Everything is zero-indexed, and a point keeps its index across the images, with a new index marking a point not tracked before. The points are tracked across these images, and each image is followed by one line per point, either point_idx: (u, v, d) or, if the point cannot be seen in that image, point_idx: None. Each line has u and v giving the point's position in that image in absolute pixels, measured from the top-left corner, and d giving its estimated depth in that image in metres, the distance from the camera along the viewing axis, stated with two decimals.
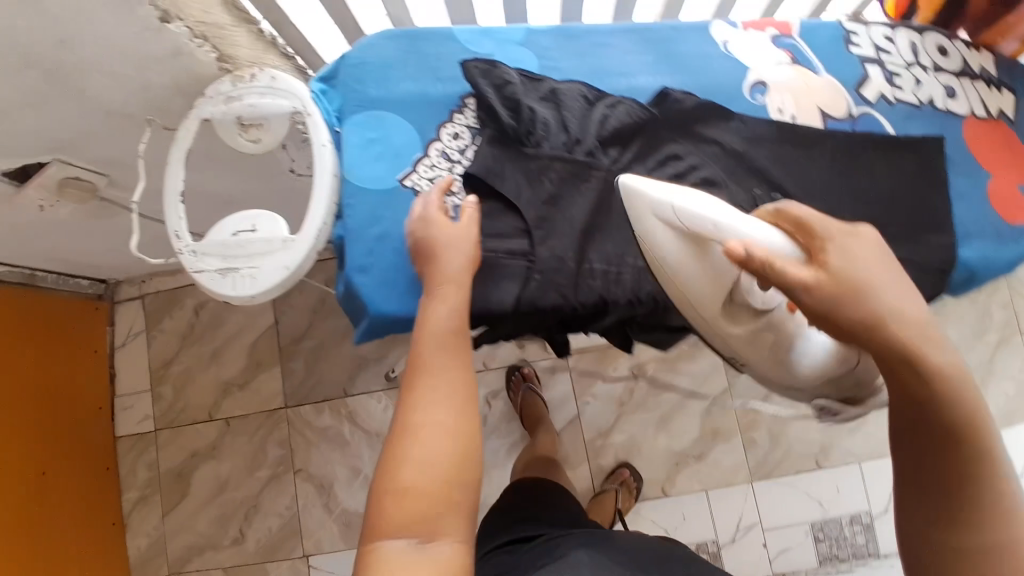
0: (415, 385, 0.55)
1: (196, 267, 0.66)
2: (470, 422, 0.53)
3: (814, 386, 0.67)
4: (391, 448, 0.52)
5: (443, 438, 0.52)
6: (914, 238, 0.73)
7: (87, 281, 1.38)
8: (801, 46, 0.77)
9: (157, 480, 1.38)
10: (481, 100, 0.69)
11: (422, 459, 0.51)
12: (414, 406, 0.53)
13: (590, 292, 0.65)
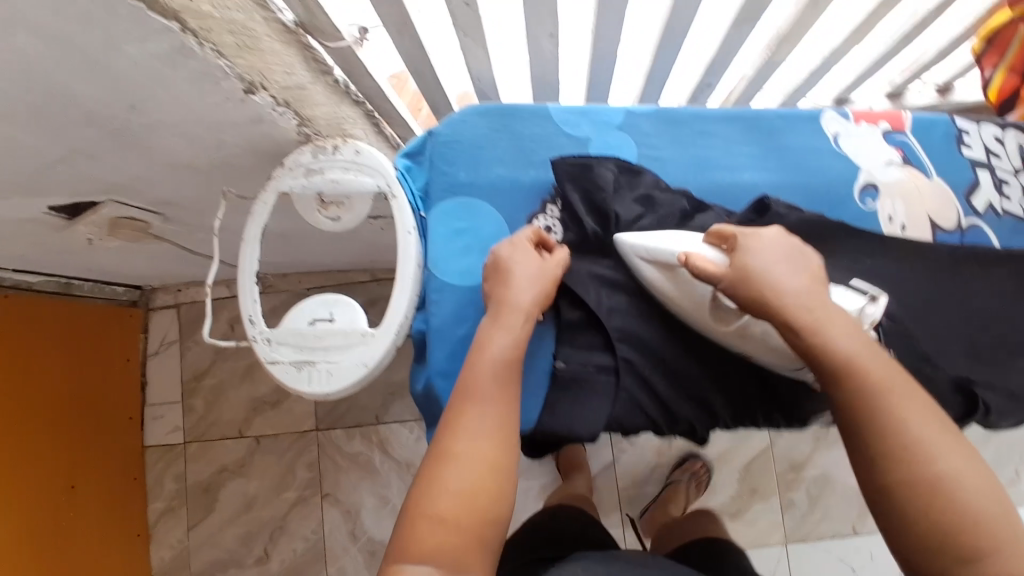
0: (457, 407, 0.50)
1: (270, 357, 0.63)
2: (499, 484, 0.47)
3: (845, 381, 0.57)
4: (425, 474, 0.47)
5: (479, 467, 0.47)
6: (1011, 365, 0.68)
7: (123, 288, 1.35)
8: (912, 144, 0.74)
9: (183, 492, 1.37)
10: (566, 204, 0.66)
11: (456, 482, 0.46)
12: (453, 429, 0.49)
13: (680, 412, 0.62)
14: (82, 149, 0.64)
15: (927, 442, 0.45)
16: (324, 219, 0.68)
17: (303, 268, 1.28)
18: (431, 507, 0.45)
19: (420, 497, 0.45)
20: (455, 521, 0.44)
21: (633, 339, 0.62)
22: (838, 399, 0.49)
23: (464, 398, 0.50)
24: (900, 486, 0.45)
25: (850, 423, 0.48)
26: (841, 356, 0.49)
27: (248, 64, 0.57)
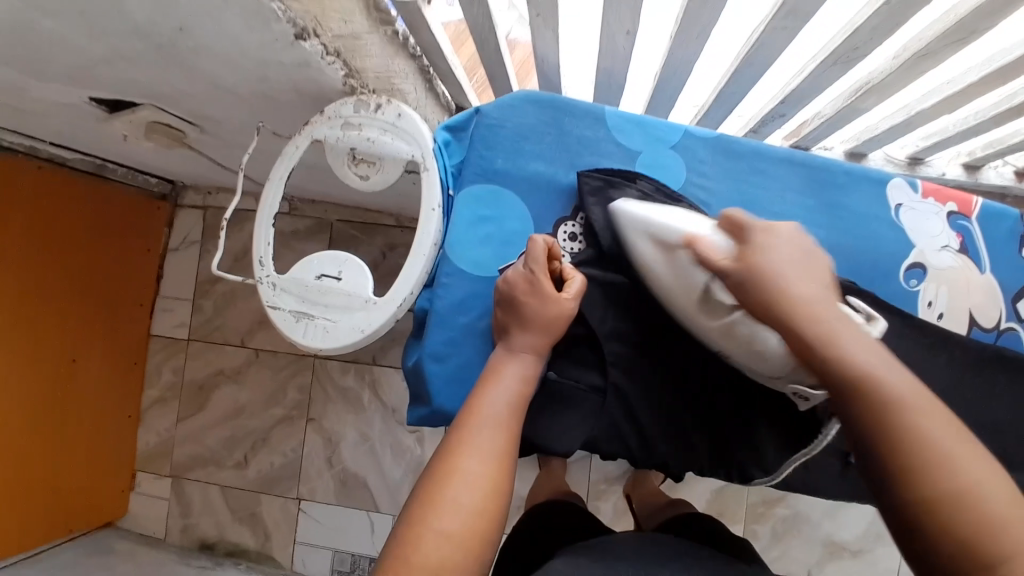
0: (459, 432, 0.49)
1: (273, 302, 0.63)
2: (499, 505, 0.46)
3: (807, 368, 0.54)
4: (426, 491, 0.45)
5: (482, 491, 0.45)
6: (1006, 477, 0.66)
7: (155, 179, 1.37)
8: (974, 232, 0.70)
9: (179, 387, 1.42)
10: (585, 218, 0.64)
11: (459, 503, 0.44)
12: (455, 452, 0.47)
13: (658, 450, 0.62)
14: (127, 56, 0.63)
15: (913, 402, 0.39)
16: (354, 174, 0.67)
17: (331, 198, 1.27)
18: (433, 521, 0.43)
19: (420, 516, 0.44)
20: (457, 538, 0.43)
21: (628, 367, 0.62)
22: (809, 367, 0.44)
23: (467, 419, 0.49)
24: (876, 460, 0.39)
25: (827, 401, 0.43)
26: (813, 318, 0.44)
27: (302, 8, 0.55)
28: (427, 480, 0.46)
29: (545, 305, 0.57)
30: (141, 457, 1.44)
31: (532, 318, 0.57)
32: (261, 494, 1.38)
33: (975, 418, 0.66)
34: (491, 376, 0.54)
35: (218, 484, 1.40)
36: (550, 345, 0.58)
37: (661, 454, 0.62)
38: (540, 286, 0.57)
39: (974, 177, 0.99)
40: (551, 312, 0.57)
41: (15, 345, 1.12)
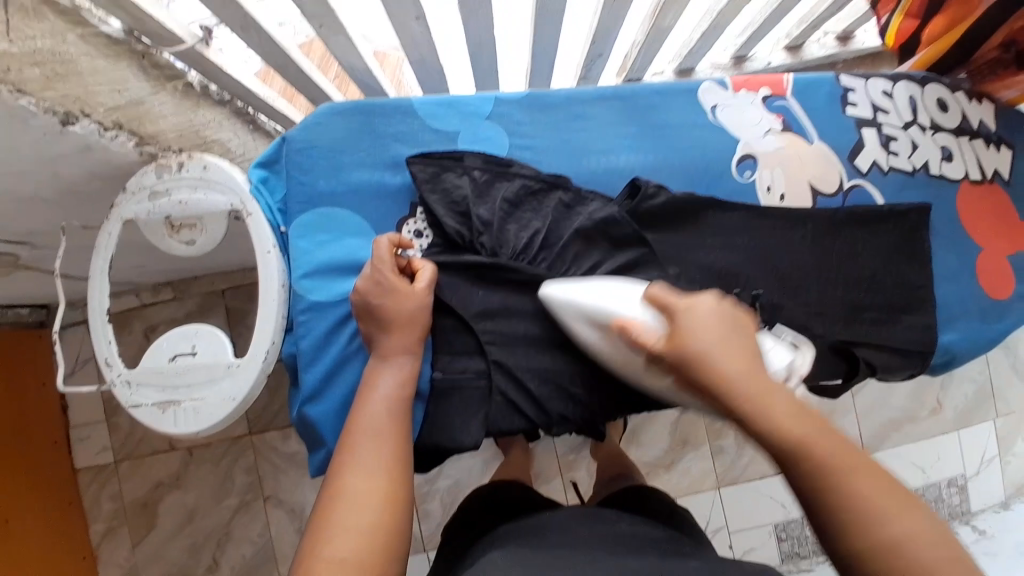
0: (345, 449, 0.50)
1: (133, 400, 0.60)
2: (398, 505, 0.47)
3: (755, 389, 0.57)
4: (317, 519, 0.46)
5: (373, 507, 0.46)
6: (893, 321, 0.69)
7: (25, 309, 1.29)
8: (793, 108, 0.73)
9: (123, 511, 1.34)
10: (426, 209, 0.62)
11: (352, 525, 0.45)
12: (343, 469, 0.48)
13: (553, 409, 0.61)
14: None
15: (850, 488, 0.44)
16: (179, 243, 0.63)
17: (213, 270, 1.23)
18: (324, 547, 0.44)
19: (313, 545, 0.44)
20: (352, 560, 0.43)
21: (505, 343, 0.61)
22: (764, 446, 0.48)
23: (357, 440, 0.50)
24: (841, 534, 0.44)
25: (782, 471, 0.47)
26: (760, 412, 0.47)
27: (58, 94, 0.52)
28: (321, 507, 0.47)
29: (397, 301, 0.56)
30: None
31: (397, 320, 0.56)
32: None
33: (842, 275, 0.69)
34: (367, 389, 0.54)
35: None
36: (420, 341, 0.57)
37: (565, 416, 0.62)
38: (389, 284, 0.56)
39: (799, 56, 1.05)
40: (411, 308, 0.57)
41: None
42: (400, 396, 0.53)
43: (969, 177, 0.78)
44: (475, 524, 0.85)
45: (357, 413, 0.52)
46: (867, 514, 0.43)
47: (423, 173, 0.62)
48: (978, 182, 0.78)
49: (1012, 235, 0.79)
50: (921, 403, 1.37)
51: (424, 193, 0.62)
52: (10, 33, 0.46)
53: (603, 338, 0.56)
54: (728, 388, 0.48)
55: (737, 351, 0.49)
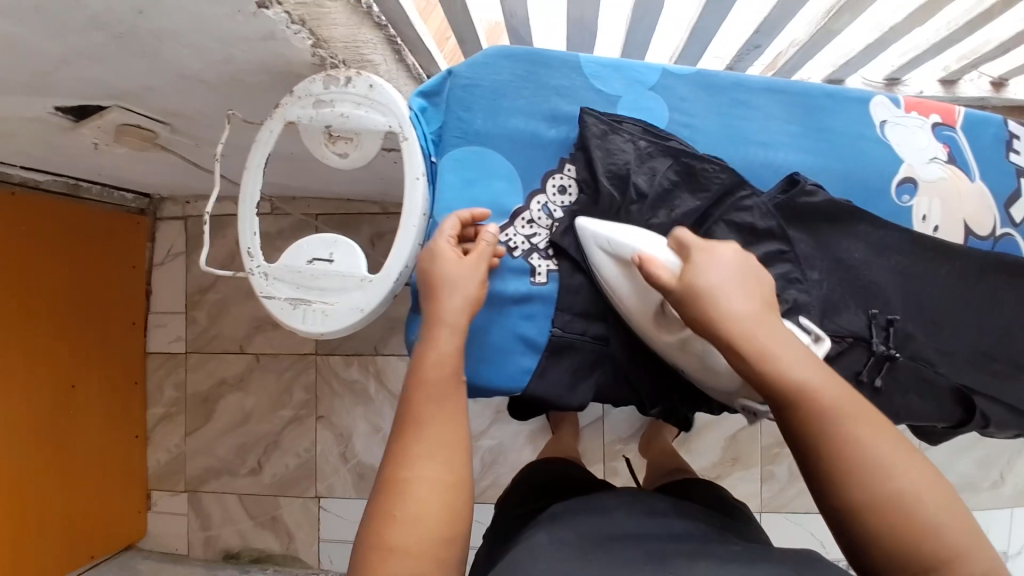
0: (403, 432, 0.49)
1: (267, 292, 0.62)
2: (462, 493, 0.48)
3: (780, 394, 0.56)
4: (377, 503, 0.47)
5: (434, 494, 0.47)
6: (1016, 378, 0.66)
7: (132, 195, 1.33)
8: (959, 140, 0.69)
9: (182, 401, 1.40)
10: (585, 163, 0.62)
11: (408, 515, 0.46)
12: (402, 455, 0.48)
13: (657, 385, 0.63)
14: (91, 52, 0.62)
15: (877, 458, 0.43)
16: (332, 154, 0.65)
17: (312, 193, 1.26)
18: (389, 531, 0.45)
19: (375, 533, 0.45)
20: (410, 548, 0.44)
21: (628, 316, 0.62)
22: (788, 417, 0.46)
23: (425, 419, 0.50)
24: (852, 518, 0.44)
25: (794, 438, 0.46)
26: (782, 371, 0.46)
27: None
28: (380, 493, 0.47)
29: (444, 268, 0.55)
30: (152, 477, 1.42)
31: (462, 285, 0.54)
32: (279, 496, 1.38)
33: (978, 320, 0.66)
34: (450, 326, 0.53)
35: (236, 493, 1.39)
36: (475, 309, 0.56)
37: (664, 396, 0.64)
38: (441, 252, 0.55)
39: (952, 91, 0.99)
40: (477, 281, 0.55)
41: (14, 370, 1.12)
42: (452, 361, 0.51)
43: None
44: (537, 491, 0.86)
45: (412, 381, 0.51)
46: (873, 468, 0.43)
47: (592, 130, 0.62)
48: None
49: None
50: (986, 473, 1.32)
51: (590, 148, 0.61)
52: None
53: (619, 271, 0.57)
54: (751, 329, 0.47)
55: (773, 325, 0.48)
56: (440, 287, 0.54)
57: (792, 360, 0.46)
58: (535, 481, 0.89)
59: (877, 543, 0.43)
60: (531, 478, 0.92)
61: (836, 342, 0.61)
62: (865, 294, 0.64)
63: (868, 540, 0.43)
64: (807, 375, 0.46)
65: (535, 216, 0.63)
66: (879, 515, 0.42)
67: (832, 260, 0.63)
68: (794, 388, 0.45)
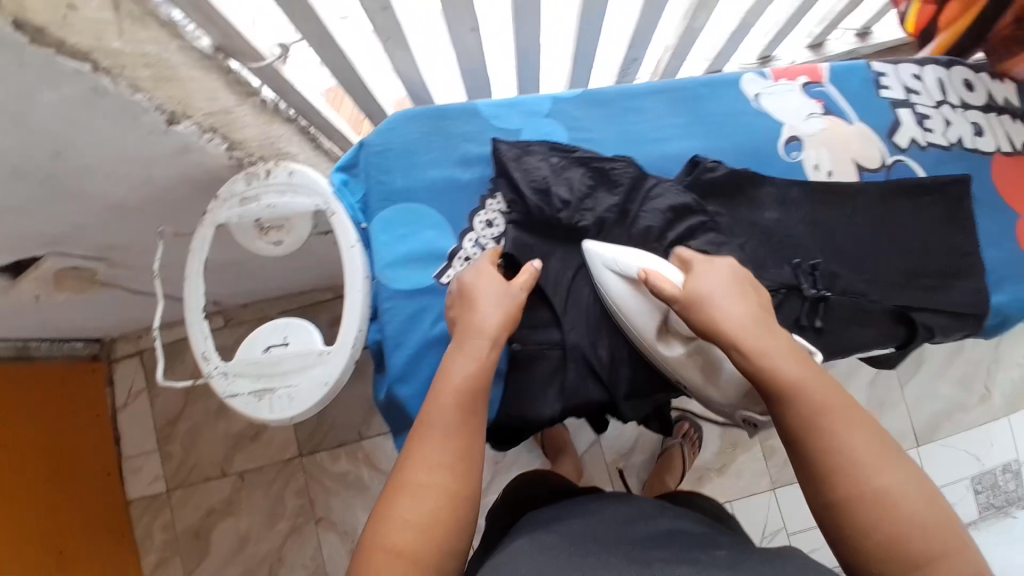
0: (414, 438, 0.52)
1: (228, 391, 0.62)
2: (467, 512, 0.49)
3: (732, 403, 0.61)
4: (382, 501, 0.49)
5: (438, 497, 0.49)
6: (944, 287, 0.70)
7: (81, 342, 1.32)
8: (832, 93, 0.75)
9: (174, 541, 1.33)
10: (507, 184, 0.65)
11: (409, 516, 0.48)
12: (409, 461, 0.51)
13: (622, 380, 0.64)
14: (16, 204, 0.64)
15: (862, 459, 0.48)
16: (266, 245, 0.67)
17: (264, 295, 1.28)
18: (385, 533, 0.47)
19: (374, 529, 0.47)
20: (408, 551, 0.46)
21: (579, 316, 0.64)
22: (783, 414, 0.52)
23: (435, 430, 0.52)
24: (839, 514, 0.48)
25: (791, 433, 0.52)
26: (777, 369, 0.53)
27: (165, 95, 0.58)
28: (385, 493, 0.50)
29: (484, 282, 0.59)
30: None
31: (486, 304, 0.58)
32: None
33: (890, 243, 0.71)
34: (478, 339, 0.56)
35: None
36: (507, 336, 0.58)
37: (636, 390, 0.65)
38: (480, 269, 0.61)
39: (821, 53, 1.10)
40: (512, 293, 0.59)
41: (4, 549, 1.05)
42: (477, 372, 0.54)
43: (1001, 149, 0.80)
44: (522, 514, 0.84)
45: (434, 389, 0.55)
46: (861, 469, 0.48)
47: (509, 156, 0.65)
48: (1012, 153, 0.80)
49: None
50: (967, 390, 1.39)
51: (509, 172, 0.64)
52: (123, 35, 0.51)
53: (628, 289, 0.60)
54: (746, 339, 0.54)
55: (779, 340, 0.55)
56: (476, 299, 0.58)
57: (786, 362, 0.53)
58: (521, 501, 0.86)
59: (859, 536, 0.47)
60: (514, 497, 0.88)
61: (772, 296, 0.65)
62: (783, 244, 0.68)
63: (830, 506, 0.49)
64: (795, 374, 0.52)
65: (470, 253, 0.65)
66: (834, 484, 0.48)
67: (746, 221, 0.68)
68: (805, 393, 0.51)
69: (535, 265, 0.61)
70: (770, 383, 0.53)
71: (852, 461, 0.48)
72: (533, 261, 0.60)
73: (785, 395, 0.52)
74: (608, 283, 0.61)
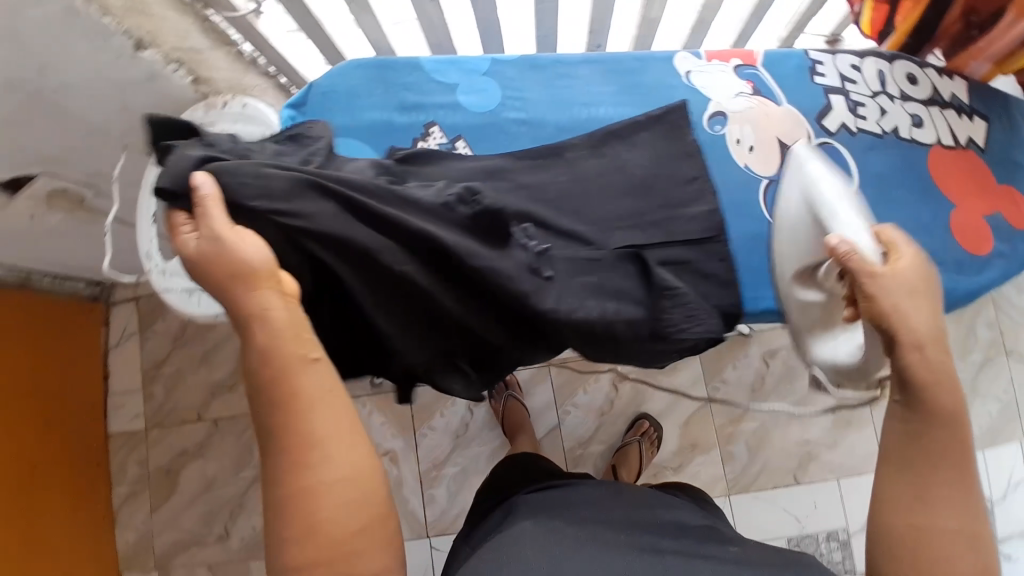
0: (283, 423, 0.48)
1: (164, 287, 0.69)
2: (375, 475, 0.50)
3: (813, 340, 0.70)
4: (286, 498, 0.47)
5: (344, 485, 0.48)
6: None
7: (82, 282, 1.41)
8: (763, 75, 0.79)
9: (146, 477, 1.42)
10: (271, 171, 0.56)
11: (327, 505, 0.47)
12: (299, 450, 0.48)
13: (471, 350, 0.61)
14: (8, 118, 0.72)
15: (973, 504, 0.52)
16: None
17: None
18: (327, 541, 0.47)
19: (295, 526, 0.47)
20: (340, 534, 0.47)
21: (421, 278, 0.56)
22: (928, 436, 0.53)
23: (304, 429, 0.48)
24: (920, 535, 0.51)
25: (923, 454, 0.53)
26: (946, 408, 0.53)
27: (134, 22, 0.65)
28: (287, 494, 0.47)
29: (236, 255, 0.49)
30: (123, 561, 1.41)
31: (251, 270, 0.49)
32: (250, 560, 1.38)
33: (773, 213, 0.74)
34: (258, 321, 0.49)
35: (206, 563, 1.39)
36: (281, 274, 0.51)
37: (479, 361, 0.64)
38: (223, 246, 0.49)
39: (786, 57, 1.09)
40: (265, 251, 0.50)
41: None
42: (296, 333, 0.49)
43: (941, 142, 0.83)
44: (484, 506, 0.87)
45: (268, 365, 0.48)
46: (961, 505, 0.51)
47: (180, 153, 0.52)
48: (952, 147, 0.83)
49: (992, 200, 0.83)
50: None
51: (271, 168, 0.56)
52: None
53: (808, 220, 0.66)
54: (928, 353, 0.54)
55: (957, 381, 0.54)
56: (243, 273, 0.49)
57: (952, 397, 0.53)
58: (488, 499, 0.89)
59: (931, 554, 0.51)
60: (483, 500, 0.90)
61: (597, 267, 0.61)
62: (698, 210, 0.69)
63: (909, 532, 0.52)
64: (953, 411, 0.53)
65: None
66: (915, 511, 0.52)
67: (671, 177, 0.70)
68: (957, 432, 0.53)
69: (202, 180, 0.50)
70: (925, 404, 0.53)
71: (970, 506, 0.52)
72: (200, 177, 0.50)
73: (938, 426, 0.53)
74: (787, 198, 0.69)
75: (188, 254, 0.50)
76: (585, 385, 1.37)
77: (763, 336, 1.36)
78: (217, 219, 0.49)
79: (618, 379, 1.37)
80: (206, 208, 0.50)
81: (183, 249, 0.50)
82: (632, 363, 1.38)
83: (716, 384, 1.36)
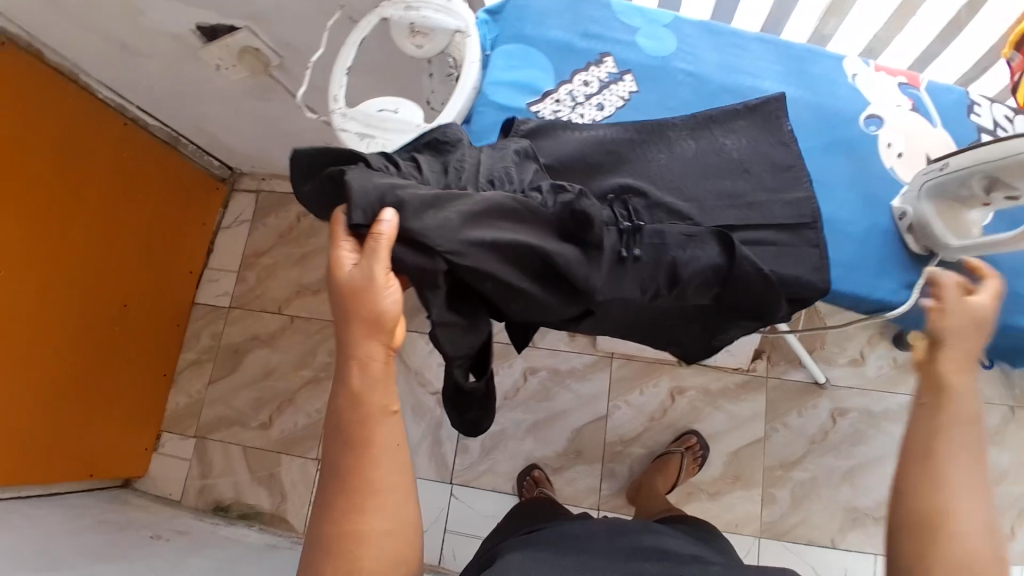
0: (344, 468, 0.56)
1: (341, 126, 0.77)
2: (409, 522, 0.57)
3: (934, 213, 0.70)
4: (338, 538, 0.55)
5: (390, 527, 0.55)
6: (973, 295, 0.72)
7: (217, 163, 1.57)
8: (923, 98, 0.81)
9: (214, 350, 1.52)
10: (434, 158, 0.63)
11: (377, 541, 0.55)
12: (354, 492, 0.55)
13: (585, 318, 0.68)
14: None
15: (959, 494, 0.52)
16: (410, 47, 0.81)
17: None
18: None
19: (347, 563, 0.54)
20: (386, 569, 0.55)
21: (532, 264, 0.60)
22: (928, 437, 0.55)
23: (373, 474, 0.55)
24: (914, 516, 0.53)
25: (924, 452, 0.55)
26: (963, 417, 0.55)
27: None
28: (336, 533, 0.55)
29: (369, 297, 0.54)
30: (168, 419, 1.51)
31: (381, 317, 0.55)
32: (282, 454, 1.43)
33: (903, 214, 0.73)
34: (359, 364, 0.55)
35: (241, 445, 1.45)
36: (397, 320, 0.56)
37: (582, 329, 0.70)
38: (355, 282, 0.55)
39: None
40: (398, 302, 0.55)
41: (88, 277, 1.29)
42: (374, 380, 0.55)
43: None
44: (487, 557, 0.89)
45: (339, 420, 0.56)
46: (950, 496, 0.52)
47: (362, 184, 0.55)
48: None
49: None
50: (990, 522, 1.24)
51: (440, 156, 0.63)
52: None
53: None
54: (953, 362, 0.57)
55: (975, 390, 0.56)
56: (366, 303, 0.54)
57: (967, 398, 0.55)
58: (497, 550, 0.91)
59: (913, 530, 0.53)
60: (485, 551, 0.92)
61: (700, 255, 0.65)
62: (796, 197, 0.72)
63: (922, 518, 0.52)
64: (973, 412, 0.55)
65: (562, 98, 0.76)
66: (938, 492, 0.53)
67: (772, 162, 0.73)
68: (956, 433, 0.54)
69: (388, 215, 0.54)
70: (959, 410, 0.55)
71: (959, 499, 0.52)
72: (387, 214, 0.53)
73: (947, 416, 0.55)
74: None
75: (346, 285, 0.55)
76: (641, 387, 1.37)
77: (837, 393, 1.32)
78: (372, 258, 0.54)
79: (676, 391, 1.36)
80: (376, 243, 0.53)
81: (341, 272, 0.56)
82: (694, 380, 1.37)
83: (776, 426, 1.32)
